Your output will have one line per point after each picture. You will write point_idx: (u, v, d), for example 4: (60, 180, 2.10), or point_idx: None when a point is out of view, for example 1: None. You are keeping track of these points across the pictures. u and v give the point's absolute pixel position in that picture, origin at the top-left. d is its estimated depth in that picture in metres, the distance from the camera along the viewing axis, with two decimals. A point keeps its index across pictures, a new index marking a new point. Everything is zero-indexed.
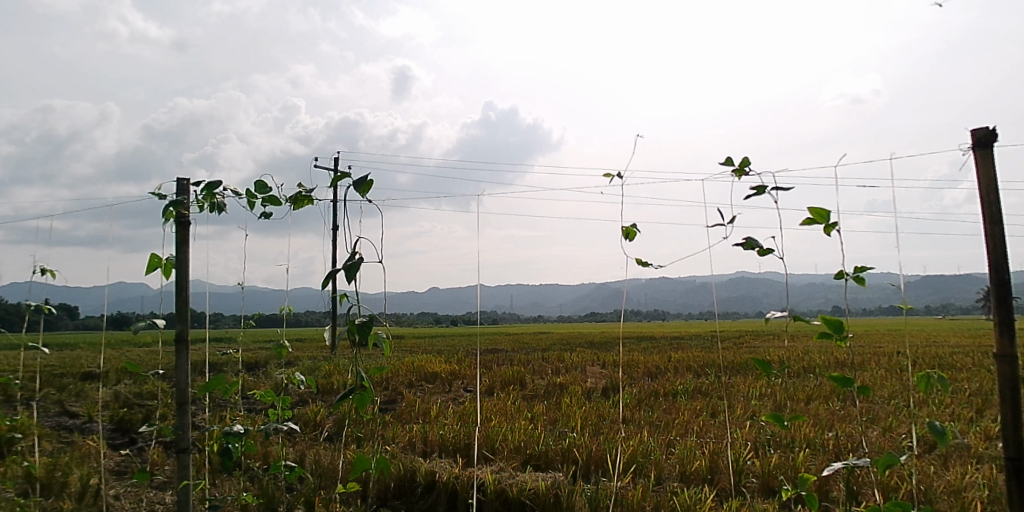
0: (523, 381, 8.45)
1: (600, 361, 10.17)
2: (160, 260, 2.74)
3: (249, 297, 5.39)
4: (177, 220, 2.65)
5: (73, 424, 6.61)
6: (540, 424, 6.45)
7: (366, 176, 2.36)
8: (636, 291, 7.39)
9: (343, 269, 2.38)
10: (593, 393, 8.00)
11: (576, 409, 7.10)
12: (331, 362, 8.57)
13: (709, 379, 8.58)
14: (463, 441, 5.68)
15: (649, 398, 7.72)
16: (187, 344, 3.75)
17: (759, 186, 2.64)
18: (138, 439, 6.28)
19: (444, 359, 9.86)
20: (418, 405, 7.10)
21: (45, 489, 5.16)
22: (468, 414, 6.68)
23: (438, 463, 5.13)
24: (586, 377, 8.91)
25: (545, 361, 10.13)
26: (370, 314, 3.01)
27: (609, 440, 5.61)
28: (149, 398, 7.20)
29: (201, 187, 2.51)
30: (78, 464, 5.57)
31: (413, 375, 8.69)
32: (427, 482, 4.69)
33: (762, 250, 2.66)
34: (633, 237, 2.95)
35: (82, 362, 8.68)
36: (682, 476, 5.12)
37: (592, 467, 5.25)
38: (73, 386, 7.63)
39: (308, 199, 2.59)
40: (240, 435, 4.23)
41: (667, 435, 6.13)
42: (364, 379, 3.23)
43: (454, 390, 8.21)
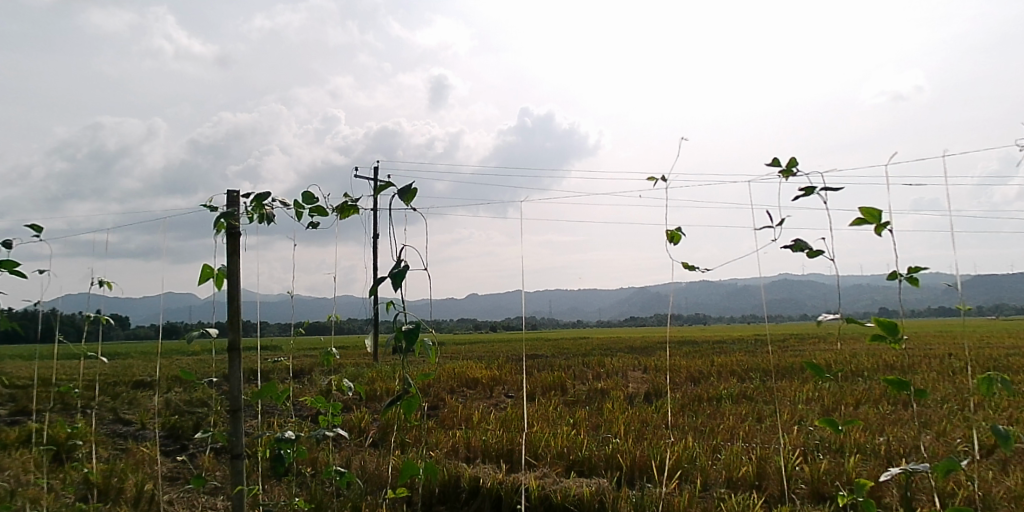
0: (564, 386, 8.43)
1: (641, 367, 10.09)
2: (212, 270, 2.81)
3: (298, 305, 5.50)
4: (228, 231, 2.72)
5: (127, 431, 6.80)
6: (582, 429, 6.43)
7: (410, 184, 2.40)
8: (678, 296, 7.37)
9: (389, 277, 2.41)
10: (636, 398, 7.96)
11: (619, 414, 7.07)
12: (374, 369, 8.67)
13: (753, 383, 8.46)
14: (506, 447, 5.69)
15: (692, 403, 7.65)
16: (239, 353, 3.83)
17: (807, 187, 2.62)
18: (189, 446, 6.42)
19: (484, 365, 9.90)
20: (461, 411, 7.14)
21: (103, 495, 5.31)
22: (511, 419, 6.71)
23: (482, 469, 5.16)
24: (628, 382, 8.85)
25: (585, 366, 10.08)
26: (417, 320, 3.03)
27: (653, 446, 5.57)
28: (198, 406, 7.37)
29: (251, 198, 2.57)
30: (133, 471, 5.72)
31: (454, 381, 8.75)
32: (471, 487, 4.71)
33: (811, 252, 2.63)
34: (678, 240, 2.94)
35: (134, 371, 8.91)
36: (729, 482, 5.05)
37: (637, 473, 5.21)
38: (126, 394, 7.83)
39: (353, 208, 2.63)
40: (291, 441, 4.31)
41: (712, 440, 6.07)
42: (412, 385, 3.26)
43: (495, 396, 8.24)
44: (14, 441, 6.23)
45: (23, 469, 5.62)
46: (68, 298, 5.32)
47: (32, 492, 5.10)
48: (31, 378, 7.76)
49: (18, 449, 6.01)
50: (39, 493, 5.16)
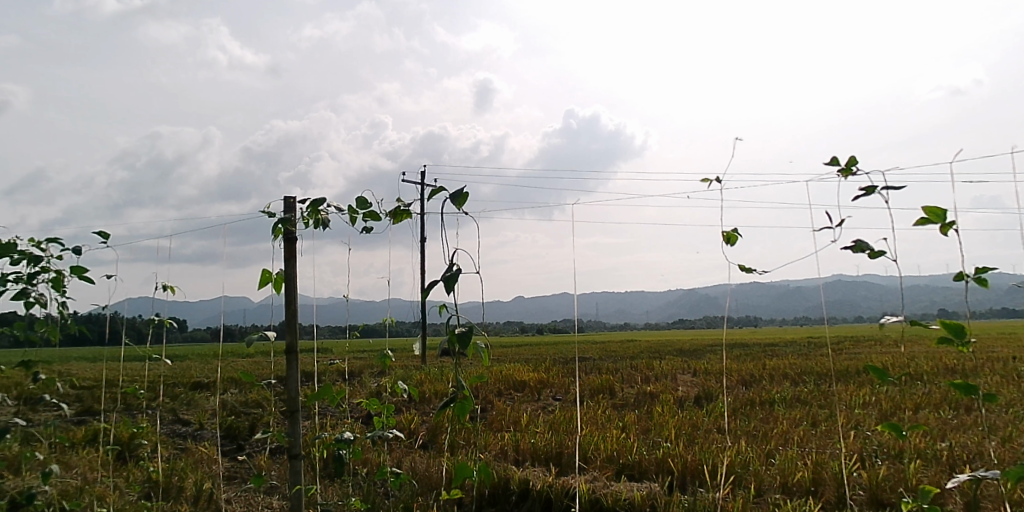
0: (612, 389, 8.38)
1: (690, 370, 9.96)
2: (270, 275, 2.88)
3: (352, 310, 5.59)
4: (285, 237, 2.78)
5: (186, 431, 7.00)
6: (632, 433, 6.38)
7: (462, 189, 2.41)
8: (733, 299, 7.24)
9: (442, 280, 2.41)
10: (685, 402, 7.86)
11: (669, 417, 6.99)
12: (423, 372, 8.76)
13: (808, 387, 8.27)
14: (555, 450, 5.68)
15: (744, 407, 7.53)
16: (297, 355, 3.91)
17: (868, 186, 2.55)
18: (245, 446, 6.58)
19: (532, 368, 9.90)
20: (509, 414, 7.16)
21: (164, 493, 5.47)
22: (560, 422, 6.69)
23: (532, 472, 5.15)
24: (677, 385, 8.75)
25: (633, 369, 10.00)
26: (469, 323, 3.03)
27: (704, 450, 5.49)
28: (254, 407, 7.54)
29: (307, 204, 2.62)
30: (193, 470, 5.88)
31: (502, 383, 8.77)
32: (521, 490, 4.72)
33: (873, 253, 2.56)
34: (734, 242, 2.90)
35: (191, 372, 9.18)
36: (783, 488, 4.95)
37: (689, 477, 5.14)
38: (185, 395, 8.07)
39: (406, 213, 2.66)
40: (348, 442, 4.37)
41: (765, 445, 5.95)
42: (465, 388, 3.24)
43: (543, 399, 8.22)
44: (81, 439, 6.49)
45: (90, 467, 5.83)
46: (132, 302, 5.52)
47: (98, 490, 5.29)
48: (97, 380, 8.07)
49: (85, 448, 6.25)
50: (105, 491, 5.36)
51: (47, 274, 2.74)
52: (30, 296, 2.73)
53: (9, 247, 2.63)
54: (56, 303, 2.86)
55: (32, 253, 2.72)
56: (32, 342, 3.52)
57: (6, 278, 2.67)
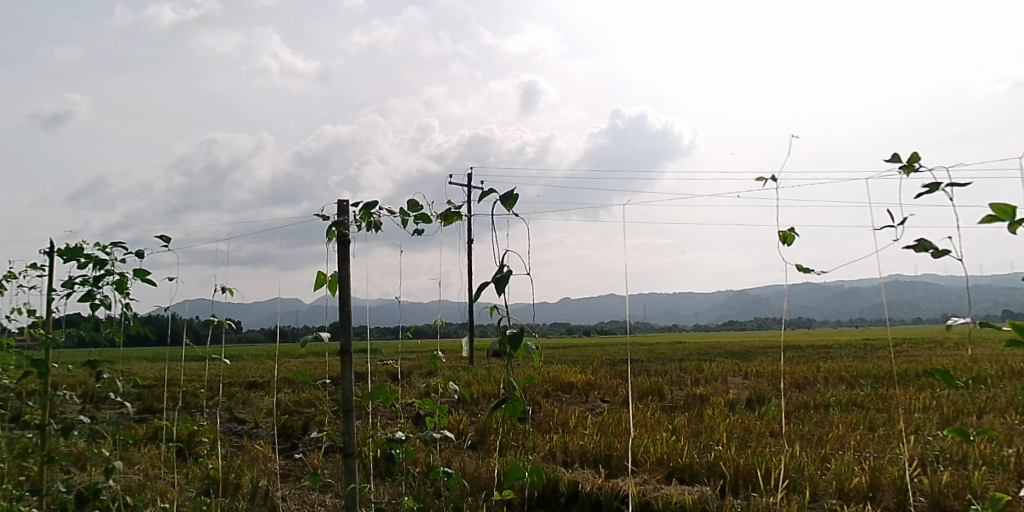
0: (662, 391, 8.28)
1: (742, 372, 9.79)
2: (324, 276, 2.93)
3: (405, 311, 5.64)
4: (338, 239, 2.82)
5: (242, 429, 7.18)
6: (682, 436, 6.30)
7: (513, 189, 2.37)
8: (790, 298, 6.78)
9: (492, 282, 2.36)
10: (737, 405, 7.73)
11: (720, 420, 6.89)
12: (471, 373, 8.81)
13: (864, 390, 8.05)
14: (604, 451, 5.64)
15: (798, 410, 7.37)
16: (351, 355, 3.96)
17: (932, 182, 2.45)
18: (299, 445, 6.72)
19: (579, 369, 9.87)
20: (557, 415, 7.15)
21: (223, 490, 5.62)
22: (608, 424, 6.65)
23: (581, 474, 5.13)
24: (728, 388, 8.62)
25: (682, 371, 9.87)
26: (521, 325, 3.00)
27: (758, 454, 5.39)
28: (307, 406, 7.70)
29: (360, 207, 2.65)
30: (249, 467, 6.03)
31: (550, 385, 8.77)
32: (570, 492, 4.71)
33: (937, 251, 2.46)
34: (790, 242, 2.82)
35: (246, 372, 9.41)
36: (840, 494, 4.82)
37: (741, 481, 5.05)
38: (241, 394, 8.29)
39: (457, 215, 2.65)
40: (400, 441, 4.41)
41: (820, 449, 5.82)
42: (516, 389, 3.21)
43: (591, 401, 8.19)
44: (143, 436, 6.72)
45: (152, 464, 6.04)
46: (192, 304, 5.69)
47: (160, 486, 5.47)
48: (158, 379, 8.35)
49: (147, 445, 6.47)
50: (166, 487, 5.54)
51: (112, 277, 2.85)
52: (96, 298, 2.84)
53: (76, 250, 2.74)
54: (120, 304, 2.97)
55: (98, 256, 2.83)
56: (98, 342, 3.67)
57: (74, 280, 2.78)
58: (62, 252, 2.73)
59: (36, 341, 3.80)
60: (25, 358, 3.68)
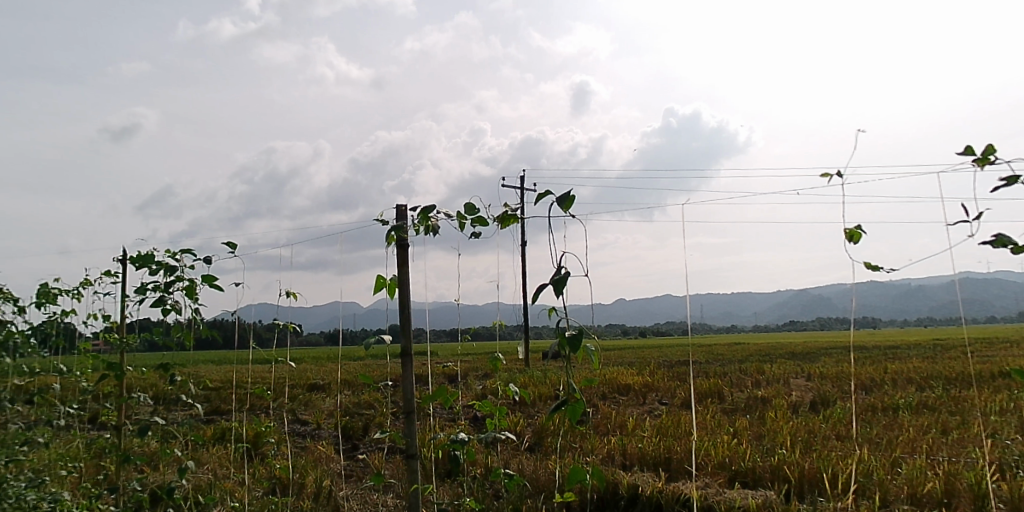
0: (721, 393, 8.13)
1: (804, 374, 9.54)
2: (385, 280, 2.95)
3: (465, 314, 5.68)
4: (397, 243, 2.83)
5: (305, 430, 7.36)
6: (744, 439, 6.18)
7: (569, 192, 2.28)
8: (858, 298, 6.43)
9: (550, 284, 2.28)
10: (800, 407, 7.55)
11: (783, 423, 6.73)
12: (527, 375, 8.82)
13: (935, 392, 7.74)
14: (663, 454, 5.58)
15: (865, 413, 7.15)
16: (411, 357, 4.00)
17: (1009, 176, 2.34)
18: (361, 445, 6.85)
19: (636, 371, 9.78)
20: (615, 417, 7.10)
21: (288, 489, 5.76)
22: (667, 427, 6.58)
23: (641, 477, 5.08)
24: (790, 390, 8.42)
25: (742, 373, 9.69)
26: (580, 326, 2.94)
27: (824, 458, 5.24)
28: (366, 408, 7.84)
29: (418, 211, 2.65)
30: (313, 467, 6.16)
31: (606, 387, 8.72)
32: (629, 495, 4.65)
33: (1018, 248, 2.34)
34: (858, 240, 2.61)
35: (307, 375, 9.64)
36: (912, 500, 4.64)
37: (807, 485, 4.92)
38: (303, 396, 8.49)
39: (514, 218, 2.57)
40: (462, 443, 4.44)
41: (890, 453, 5.62)
42: (576, 391, 3.17)
43: (649, 403, 8.10)
44: (212, 437, 6.94)
45: (220, 464, 6.23)
46: (257, 308, 5.86)
47: (228, 485, 5.64)
48: (225, 381, 8.61)
49: (215, 446, 6.68)
50: (234, 486, 5.71)
51: (181, 282, 2.94)
52: (167, 303, 2.93)
53: (148, 257, 2.85)
54: (190, 309, 3.06)
55: (169, 263, 2.93)
56: (170, 346, 3.81)
57: (147, 287, 2.88)
58: (135, 259, 2.85)
59: (112, 345, 3.97)
60: (103, 361, 3.85)
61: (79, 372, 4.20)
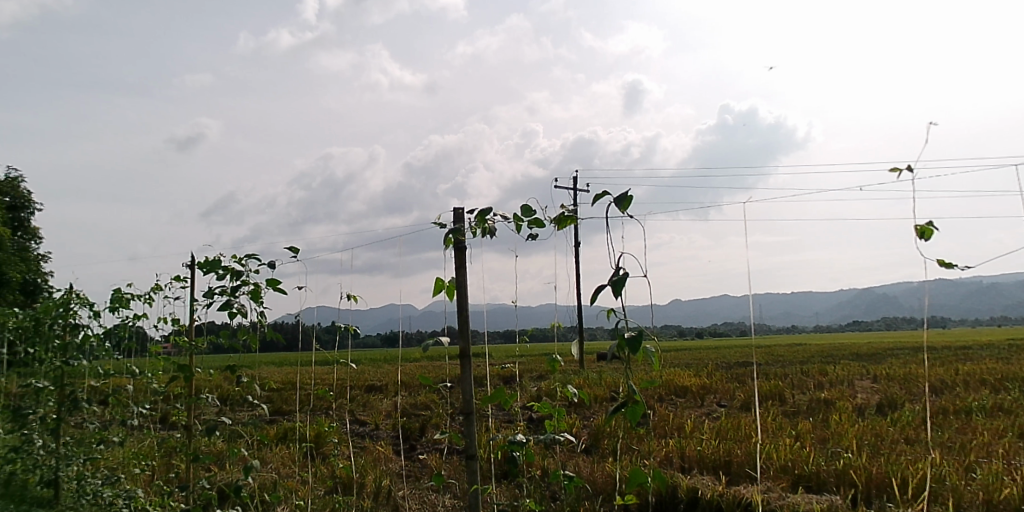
0: (783, 396, 7.94)
1: (869, 376, 9.24)
2: (444, 282, 2.87)
3: (522, 315, 5.66)
4: (455, 246, 2.74)
5: (364, 431, 7.50)
6: (807, 442, 6.02)
7: (627, 192, 2.09)
8: (933, 297, 5.99)
9: (608, 286, 2.13)
10: (865, 410, 7.32)
11: (848, 426, 6.52)
12: (582, 376, 8.80)
13: (1012, 395, 7.40)
14: (723, 458, 5.48)
15: (935, 416, 6.87)
16: (470, 359, 4.01)
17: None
18: (418, 446, 6.94)
19: (693, 372, 9.65)
20: (672, 419, 7.02)
21: (349, 488, 5.86)
22: (726, 429, 6.45)
23: (701, 480, 5.00)
24: (855, 392, 8.17)
25: (804, 374, 9.44)
26: (639, 326, 2.82)
27: (893, 463, 5.06)
28: (423, 409, 7.94)
29: (475, 214, 2.51)
30: (372, 467, 6.25)
31: (663, 388, 8.63)
32: (689, 498, 4.59)
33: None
34: (929, 237, 2.33)
35: (365, 376, 9.82)
36: (988, 506, 4.41)
37: (875, 491, 4.76)
38: (362, 397, 8.66)
39: (571, 218, 2.35)
40: (521, 444, 4.42)
41: (963, 458, 5.39)
42: (636, 392, 3.05)
43: (707, 405, 7.97)
44: (275, 436, 7.13)
45: (284, 463, 6.39)
46: (319, 311, 5.97)
47: (291, 484, 5.77)
48: (286, 382, 8.84)
49: (279, 445, 6.86)
50: (297, 485, 5.83)
51: (247, 286, 2.96)
52: (233, 307, 2.95)
53: (215, 262, 2.92)
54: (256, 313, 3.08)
55: (235, 268, 2.97)
56: (236, 348, 3.91)
57: (214, 291, 2.94)
58: (203, 265, 2.93)
59: (181, 348, 4.11)
60: (173, 364, 3.98)
61: (150, 374, 4.36)
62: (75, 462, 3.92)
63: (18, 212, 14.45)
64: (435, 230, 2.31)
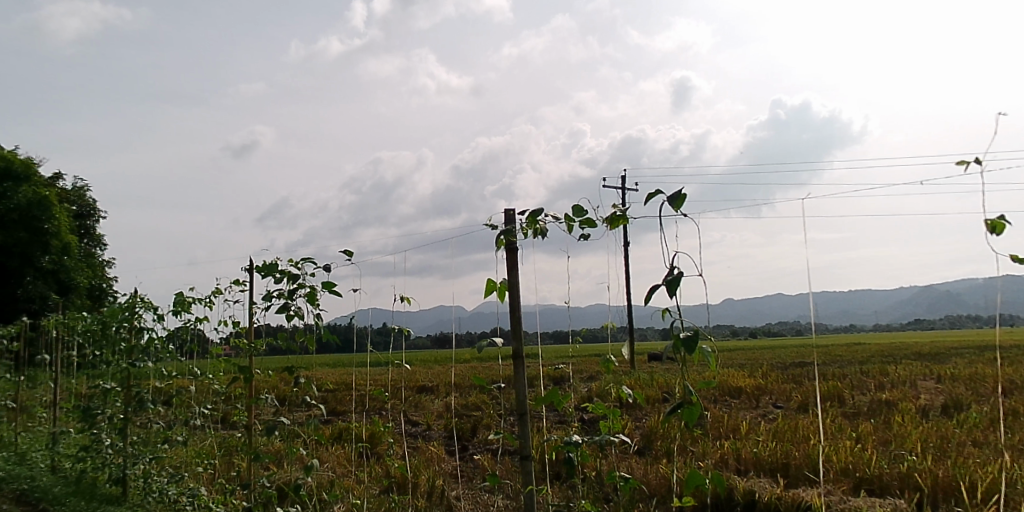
0: (841, 397, 7.74)
1: (933, 376, 8.92)
2: (496, 283, 2.82)
3: (575, 316, 5.63)
4: (506, 247, 2.67)
5: (417, 431, 7.59)
6: (868, 444, 5.85)
7: (681, 189, 1.92)
8: (1004, 294, 5.72)
9: (664, 286, 1.99)
10: (930, 411, 7.08)
11: (911, 428, 6.30)
12: (633, 377, 8.74)
13: None
14: (781, 460, 5.37)
15: (1006, 418, 6.59)
16: (523, 360, 4.02)
17: None
18: (471, 446, 6.99)
19: (747, 372, 9.49)
20: (727, 421, 6.90)
21: (403, 488, 5.94)
22: (783, 431, 6.32)
23: (758, 483, 4.92)
24: (919, 393, 7.91)
25: (864, 375, 9.17)
26: (695, 327, 2.72)
27: (960, 466, 4.88)
28: (474, 410, 8.00)
29: (526, 214, 2.45)
30: (426, 467, 6.31)
31: (717, 389, 8.50)
32: (746, 502, 4.51)
33: None
34: (1003, 231, 2.20)
35: (417, 377, 9.96)
36: None
37: (942, 496, 4.59)
38: (414, 397, 8.77)
39: (624, 218, 2.23)
40: (576, 445, 4.41)
41: None
42: (693, 393, 2.93)
43: (762, 406, 7.82)
44: (330, 436, 7.28)
45: (340, 463, 6.51)
46: (374, 313, 6.06)
47: (346, 483, 5.88)
48: (341, 383, 9.02)
49: (335, 445, 7.00)
50: (353, 484, 5.93)
51: (304, 289, 2.99)
52: (291, 310, 2.99)
53: (272, 266, 2.99)
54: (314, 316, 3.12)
55: (292, 272, 3.01)
56: (293, 349, 3.97)
57: (273, 294, 2.96)
58: (262, 269, 2.99)
59: (241, 350, 4.20)
60: (233, 365, 4.08)
61: (211, 375, 4.47)
62: (142, 461, 4.07)
63: (85, 219, 15.09)
64: (484, 231, 2.24)
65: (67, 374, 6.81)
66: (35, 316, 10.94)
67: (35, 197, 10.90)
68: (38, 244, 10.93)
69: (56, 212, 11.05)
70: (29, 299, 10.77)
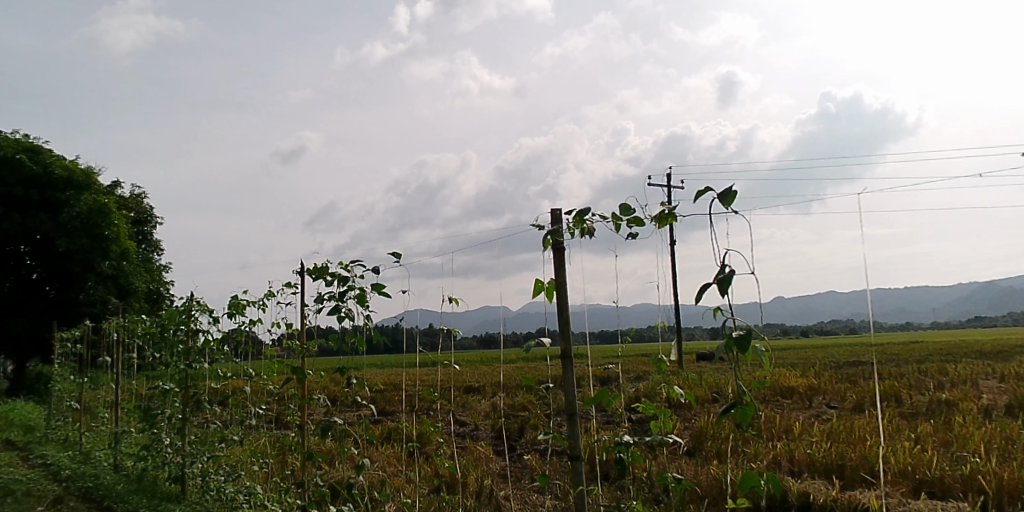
0: (899, 397, 7.52)
1: (995, 375, 8.61)
2: (544, 283, 2.83)
3: (623, 315, 5.60)
4: (554, 247, 2.67)
5: (465, 431, 7.64)
6: (928, 445, 5.68)
7: (732, 186, 1.91)
8: None
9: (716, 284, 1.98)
10: (993, 411, 6.83)
11: (973, 429, 6.09)
12: (681, 376, 8.64)
13: None
14: (836, 462, 5.25)
15: None
16: (571, 360, 4.04)
17: None
18: (518, 447, 7.01)
19: (799, 372, 9.29)
20: (779, 421, 6.77)
21: (453, 487, 5.97)
22: (837, 431, 6.18)
23: (812, 484, 4.82)
24: (980, 392, 7.64)
25: (922, 374, 8.89)
26: (748, 326, 2.69)
27: None
28: (521, 410, 8.02)
29: (572, 215, 2.44)
30: (475, 467, 6.34)
31: (767, 389, 8.36)
32: (801, 504, 4.42)
33: None
34: None
35: (464, 377, 10.02)
36: None
37: (1007, 499, 4.42)
38: (462, 398, 8.84)
39: (672, 216, 2.23)
40: (626, 445, 4.40)
41: None
42: (746, 393, 2.88)
43: (815, 406, 7.65)
44: (380, 436, 7.39)
45: (390, 462, 6.61)
46: (422, 314, 6.13)
47: (396, 482, 5.94)
48: (389, 384, 9.14)
49: (385, 445, 7.10)
50: (403, 483, 6.01)
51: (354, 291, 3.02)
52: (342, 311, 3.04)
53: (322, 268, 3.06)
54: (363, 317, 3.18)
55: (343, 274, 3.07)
56: (344, 350, 4.05)
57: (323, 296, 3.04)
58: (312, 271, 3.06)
59: (294, 352, 4.23)
60: (287, 367, 4.12)
61: (265, 376, 4.53)
62: (200, 460, 4.18)
63: (143, 226, 15.60)
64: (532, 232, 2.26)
65: (128, 375, 7.06)
66: (96, 319, 11.36)
67: (96, 204, 11.29)
68: (99, 250, 11.31)
69: (115, 219, 11.42)
70: (91, 303, 11.18)
